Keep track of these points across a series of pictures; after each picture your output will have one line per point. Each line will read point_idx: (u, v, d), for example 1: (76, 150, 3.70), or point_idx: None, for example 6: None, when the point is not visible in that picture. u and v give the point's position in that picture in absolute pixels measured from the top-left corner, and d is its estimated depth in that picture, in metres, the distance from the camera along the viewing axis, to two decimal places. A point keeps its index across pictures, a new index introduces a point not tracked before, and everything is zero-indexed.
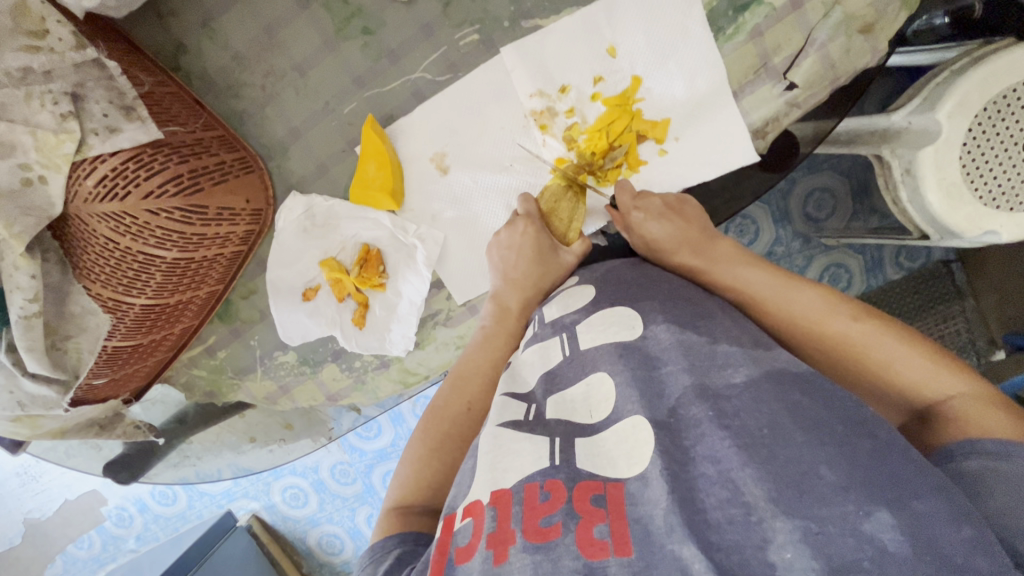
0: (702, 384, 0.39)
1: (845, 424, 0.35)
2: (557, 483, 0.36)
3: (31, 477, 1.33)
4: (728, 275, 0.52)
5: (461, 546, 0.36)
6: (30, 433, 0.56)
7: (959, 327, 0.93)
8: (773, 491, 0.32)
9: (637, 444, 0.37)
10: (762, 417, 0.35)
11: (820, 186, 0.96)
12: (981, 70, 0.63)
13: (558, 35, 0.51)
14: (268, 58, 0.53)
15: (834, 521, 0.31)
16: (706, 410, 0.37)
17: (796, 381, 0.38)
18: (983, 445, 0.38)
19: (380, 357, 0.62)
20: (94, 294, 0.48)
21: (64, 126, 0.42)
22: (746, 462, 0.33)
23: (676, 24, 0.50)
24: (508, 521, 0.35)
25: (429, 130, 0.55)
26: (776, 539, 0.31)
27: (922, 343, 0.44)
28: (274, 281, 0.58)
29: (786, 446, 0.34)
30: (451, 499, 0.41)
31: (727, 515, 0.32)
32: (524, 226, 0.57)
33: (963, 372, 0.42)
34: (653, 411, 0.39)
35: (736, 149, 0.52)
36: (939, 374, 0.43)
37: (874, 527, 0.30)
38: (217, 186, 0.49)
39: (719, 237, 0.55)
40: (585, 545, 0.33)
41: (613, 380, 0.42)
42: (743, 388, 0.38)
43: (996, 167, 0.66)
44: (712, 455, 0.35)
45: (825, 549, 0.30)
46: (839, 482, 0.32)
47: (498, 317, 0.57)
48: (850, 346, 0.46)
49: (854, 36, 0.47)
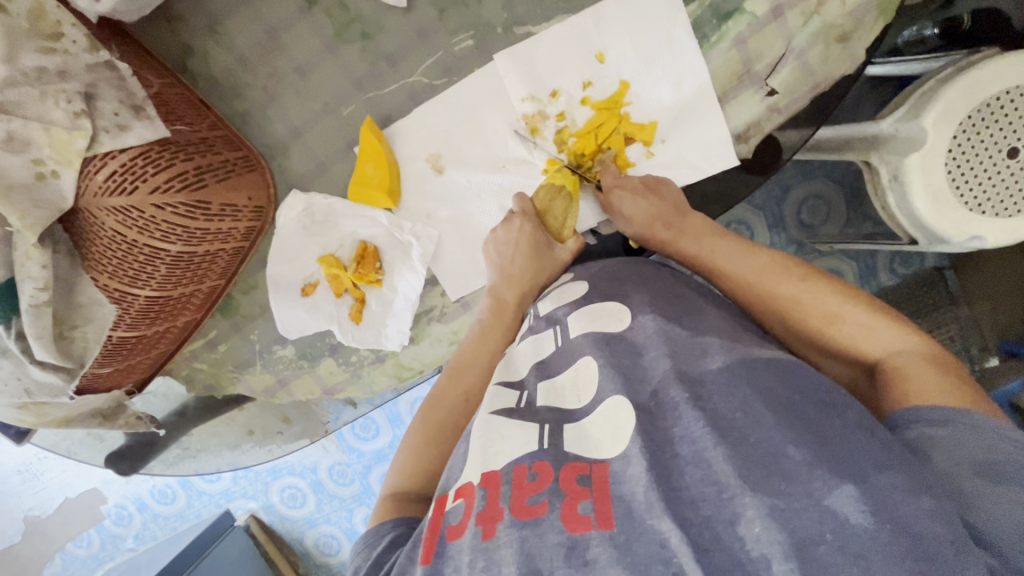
0: (679, 369, 0.41)
1: (817, 407, 0.36)
2: (544, 464, 0.38)
3: (33, 475, 1.34)
4: (693, 245, 0.56)
5: (452, 525, 0.38)
6: (35, 420, 0.57)
7: (952, 333, 0.94)
8: (741, 469, 0.33)
9: (618, 424, 0.39)
10: (735, 401, 0.37)
11: (813, 192, 0.98)
12: (966, 79, 0.65)
13: (549, 41, 0.53)
14: (271, 61, 0.55)
15: (800, 497, 0.31)
16: (683, 393, 0.39)
17: (768, 364, 0.39)
18: (921, 412, 0.38)
19: (375, 352, 0.64)
20: (101, 285, 0.50)
21: (77, 123, 0.44)
22: (718, 442, 0.35)
23: (662, 32, 0.52)
24: (497, 500, 0.37)
25: (425, 132, 0.57)
26: (745, 514, 0.32)
27: (868, 302, 0.47)
28: (273, 276, 0.60)
29: (757, 427, 0.35)
30: (444, 481, 0.43)
31: (701, 492, 0.34)
32: (521, 222, 0.59)
33: (905, 329, 0.44)
34: (634, 394, 0.40)
35: (720, 151, 0.54)
36: (880, 331, 0.45)
37: (836, 501, 0.31)
38: (220, 183, 0.51)
39: (691, 212, 0.56)
40: (569, 521, 0.34)
41: (595, 363, 0.44)
42: (718, 373, 0.39)
43: (982, 174, 0.68)
44: (688, 436, 0.36)
45: (788, 524, 0.31)
46: (806, 459, 0.33)
47: (495, 311, 0.60)
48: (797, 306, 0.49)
49: (832, 45, 0.50)
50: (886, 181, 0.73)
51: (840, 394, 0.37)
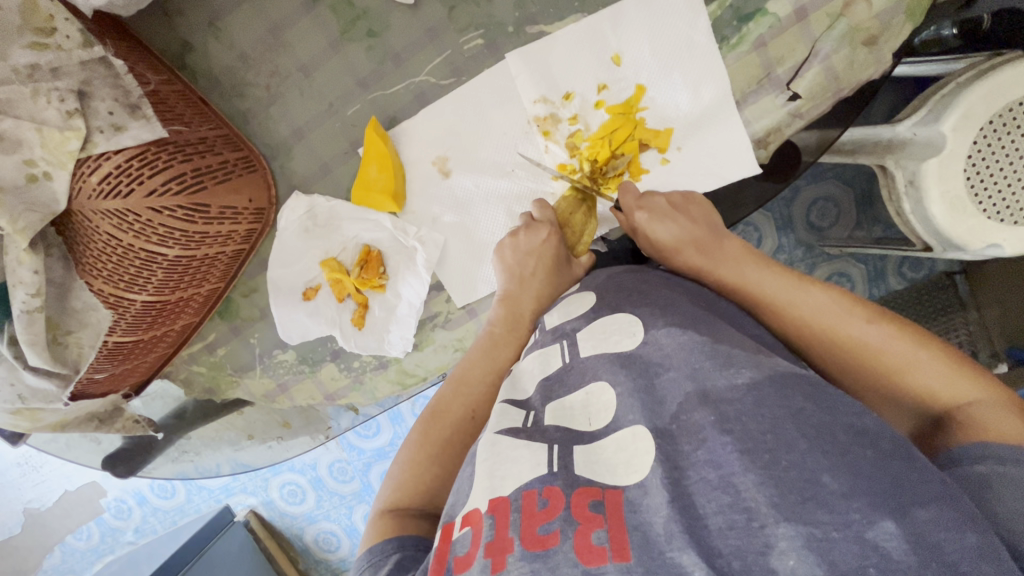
0: (703, 390, 0.39)
1: (848, 433, 0.35)
2: (555, 491, 0.37)
3: (31, 468, 1.35)
4: (740, 276, 0.52)
5: (459, 556, 0.37)
6: (30, 425, 0.56)
7: (961, 338, 0.90)
8: (775, 497, 0.32)
9: (637, 453, 0.38)
10: (764, 421, 0.35)
11: (823, 194, 0.96)
12: (989, 82, 0.63)
13: (563, 41, 0.51)
14: (273, 59, 0.54)
15: (838, 527, 0.30)
16: (709, 416, 0.37)
17: (800, 385, 0.37)
18: (994, 449, 0.37)
19: (378, 358, 0.62)
20: (96, 289, 0.49)
21: (70, 123, 0.42)
22: (748, 467, 0.33)
23: (680, 35, 0.50)
24: (506, 529, 0.36)
25: (430, 135, 0.55)
26: (778, 545, 0.31)
27: (936, 347, 0.45)
28: (274, 280, 0.58)
29: (788, 449, 0.34)
30: (450, 507, 0.41)
31: (728, 520, 0.33)
32: (546, 231, 0.56)
33: (975, 375, 0.43)
34: (654, 418, 0.39)
35: (737, 159, 0.52)
36: (952, 377, 0.43)
37: (878, 535, 0.30)
38: (219, 185, 0.50)
39: (728, 236, 0.54)
40: (583, 552, 0.34)
41: (613, 390, 0.42)
42: (745, 391, 0.37)
43: (1002, 181, 0.65)
44: (713, 459, 0.35)
45: (828, 556, 0.30)
46: (843, 489, 0.31)
47: (509, 324, 0.57)
48: (864, 347, 0.46)
49: (858, 48, 0.47)
50: (901, 187, 0.71)
51: (869, 418, 0.36)
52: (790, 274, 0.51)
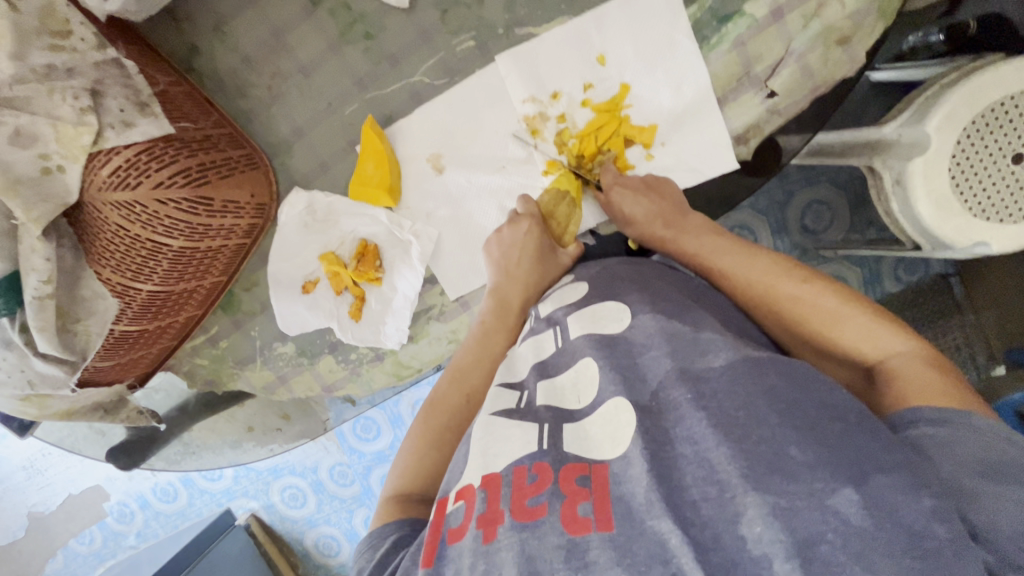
0: (682, 366, 0.41)
1: (821, 410, 0.36)
2: (543, 466, 0.38)
3: (37, 471, 1.38)
4: (694, 246, 0.57)
5: (453, 527, 0.39)
6: (38, 413, 0.58)
7: (957, 341, 0.92)
8: (746, 468, 0.33)
9: (619, 426, 0.39)
10: (738, 399, 0.37)
11: (816, 198, 0.98)
12: (971, 84, 0.65)
13: (550, 42, 0.54)
14: (275, 60, 0.56)
15: (802, 496, 0.32)
16: (686, 392, 0.39)
17: (774, 364, 0.39)
18: (921, 414, 0.39)
19: (374, 350, 0.64)
20: (104, 279, 0.51)
21: (83, 119, 0.45)
22: (721, 441, 0.35)
23: (663, 36, 0.52)
24: (497, 502, 0.37)
25: (425, 133, 0.58)
26: (747, 514, 0.32)
27: (868, 307, 0.48)
28: (274, 274, 0.61)
29: (760, 426, 0.35)
30: (445, 484, 0.43)
31: (703, 492, 0.34)
32: (527, 224, 0.59)
33: (903, 332, 0.45)
34: (634, 395, 0.41)
35: (718, 154, 0.54)
36: (880, 335, 0.46)
37: (838, 501, 0.31)
38: (223, 180, 0.52)
39: (688, 210, 0.58)
40: (568, 522, 0.35)
41: (597, 364, 0.44)
42: (722, 370, 0.39)
43: (987, 180, 0.67)
44: (690, 436, 0.36)
45: (790, 523, 0.31)
46: (808, 460, 0.33)
47: (498, 313, 0.60)
48: (801, 308, 0.49)
49: (832, 47, 0.49)
50: (889, 187, 0.73)
51: (838, 394, 0.37)
52: (739, 243, 0.56)
